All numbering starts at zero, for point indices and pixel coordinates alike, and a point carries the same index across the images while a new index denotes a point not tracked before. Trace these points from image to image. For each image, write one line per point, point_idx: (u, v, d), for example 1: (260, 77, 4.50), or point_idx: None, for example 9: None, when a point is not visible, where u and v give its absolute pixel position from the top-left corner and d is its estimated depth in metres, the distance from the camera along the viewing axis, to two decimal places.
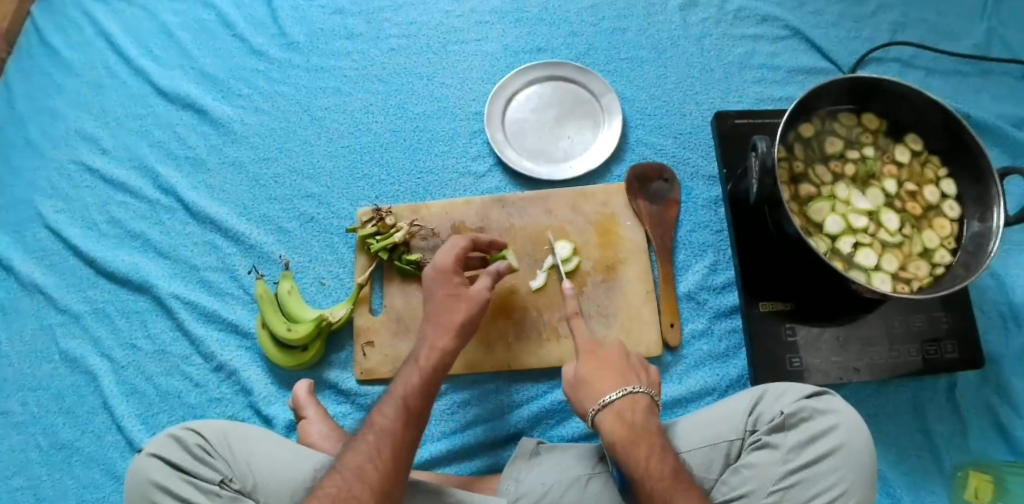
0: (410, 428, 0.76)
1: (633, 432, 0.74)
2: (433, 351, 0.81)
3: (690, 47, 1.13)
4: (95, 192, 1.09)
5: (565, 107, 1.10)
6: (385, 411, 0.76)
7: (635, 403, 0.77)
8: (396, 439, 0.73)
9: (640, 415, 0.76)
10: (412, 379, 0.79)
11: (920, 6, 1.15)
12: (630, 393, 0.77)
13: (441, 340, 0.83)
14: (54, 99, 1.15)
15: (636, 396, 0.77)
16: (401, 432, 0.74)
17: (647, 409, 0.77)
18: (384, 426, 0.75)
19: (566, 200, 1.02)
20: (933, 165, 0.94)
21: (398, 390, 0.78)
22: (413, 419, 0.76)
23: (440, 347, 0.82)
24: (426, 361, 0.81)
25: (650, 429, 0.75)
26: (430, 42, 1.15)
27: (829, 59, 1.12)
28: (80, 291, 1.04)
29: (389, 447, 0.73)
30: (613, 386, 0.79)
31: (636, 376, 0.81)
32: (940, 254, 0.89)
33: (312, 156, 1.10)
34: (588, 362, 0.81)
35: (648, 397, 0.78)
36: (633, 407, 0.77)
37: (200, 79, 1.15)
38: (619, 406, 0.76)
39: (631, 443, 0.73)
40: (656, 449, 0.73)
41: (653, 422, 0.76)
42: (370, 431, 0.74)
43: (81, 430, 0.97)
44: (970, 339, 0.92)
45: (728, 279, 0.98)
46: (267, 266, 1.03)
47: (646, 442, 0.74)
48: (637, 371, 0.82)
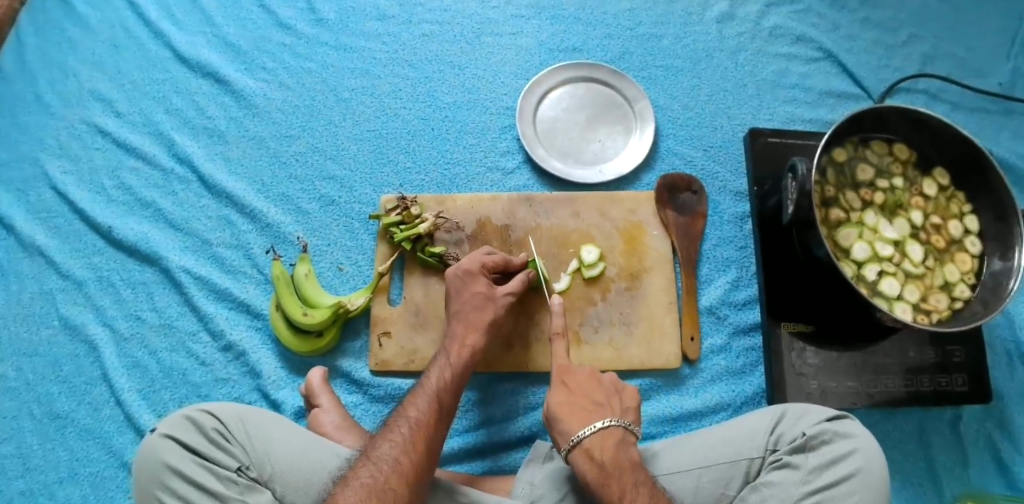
0: (440, 423, 0.79)
1: (604, 471, 0.74)
2: (463, 347, 0.86)
3: (725, 60, 1.13)
4: (106, 155, 1.05)
5: (598, 110, 1.09)
6: (419, 404, 0.79)
7: (606, 438, 0.76)
8: (430, 432, 0.77)
9: (610, 451, 0.76)
10: (443, 374, 0.83)
11: (951, 40, 1.16)
12: (599, 429, 0.76)
13: (470, 336, 0.87)
14: (68, 56, 1.10)
15: (606, 431, 0.77)
16: (432, 427, 0.77)
17: (617, 443, 0.77)
18: (416, 419, 0.77)
19: (595, 204, 1.01)
20: (958, 200, 0.96)
21: (429, 385, 0.82)
22: (442, 415, 0.79)
23: (469, 343, 0.86)
24: (457, 357, 0.85)
25: (621, 465, 0.75)
26: (465, 31, 1.13)
27: (860, 85, 1.13)
28: (85, 257, 1.00)
29: (423, 438, 0.76)
30: (582, 422, 0.78)
31: (609, 407, 0.81)
32: (960, 289, 0.91)
33: (336, 137, 1.07)
34: (559, 393, 0.82)
35: (619, 430, 0.78)
36: (604, 443, 0.76)
37: (222, 48, 1.11)
38: (589, 445, 0.76)
39: (603, 484, 0.73)
40: (627, 487, 0.73)
41: (624, 455, 0.76)
42: (402, 423, 0.77)
43: (77, 401, 0.94)
44: (980, 374, 0.94)
45: (749, 296, 0.99)
46: (283, 247, 1.00)
47: (617, 480, 0.73)
48: (611, 400, 0.82)
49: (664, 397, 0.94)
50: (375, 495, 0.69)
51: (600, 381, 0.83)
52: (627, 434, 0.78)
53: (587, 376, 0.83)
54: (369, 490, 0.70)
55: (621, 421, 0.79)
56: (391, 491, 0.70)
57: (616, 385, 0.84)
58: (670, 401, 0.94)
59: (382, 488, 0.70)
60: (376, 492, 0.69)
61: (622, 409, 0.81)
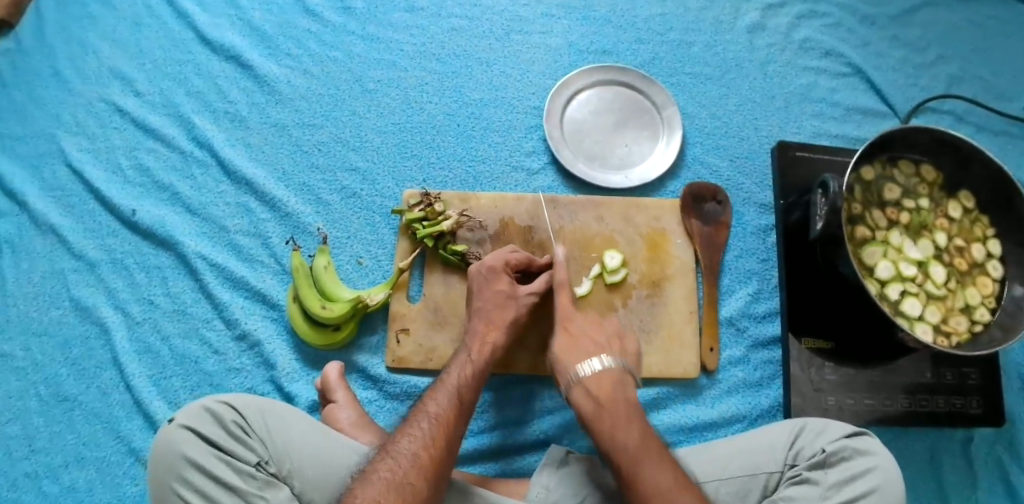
0: (461, 419, 0.77)
1: (599, 406, 0.78)
2: (484, 345, 0.84)
3: (754, 71, 1.13)
4: (124, 136, 1.04)
5: (625, 114, 1.08)
6: (439, 399, 0.78)
7: (604, 376, 0.80)
8: (450, 427, 0.75)
9: (606, 387, 0.79)
10: (465, 370, 0.81)
11: (978, 62, 1.16)
12: (598, 367, 0.80)
13: (491, 334, 0.85)
14: (90, 33, 1.09)
15: (603, 371, 0.80)
16: (453, 423, 0.76)
17: (614, 382, 0.80)
18: (437, 415, 0.76)
19: (620, 209, 1.00)
20: (982, 224, 0.96)
21: (450, 380, 0.80)
22: (463, 410, 0.78)
23: (490, 341, 0.85)
24: (478, 354, 0.83)
25: (616, 401, 0.78)
26: (494, 28, 1.12)
27: (887, 102, 1.13)
28: (99, 237, 0.98)
29: (443, 434, 0.74)
30: (582, 359, 0.82)
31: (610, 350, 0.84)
32: (981, 312, 0.90)
33: (360, 128, 1.05)
34: (562, 338, 0.85)
35: (617, 371, 0.81)
36: (601, 380, 0.80)
37: (247, 32, 1.10)
38: (586, 381, 0.80)
39: (597, 416, 0.77)
40: (619, 419, 0.76)
41: (620, 393, 0.79)
42: (423, 418, 0.76)
43: (86, 384, 0.92)
44: (994, 397, 0.94)
45: (769, 309, 0.99)
46: (303, 237, 0.99)
47: (609, 411, 0.77)
48: (612, 344, 0.85)
49: (681, 406, 0.94)
50: (393, 490, 0.68)
51: (603, 326, 0.86)
52: (624, 376, 0.81)
53: (592, 323, 0.86)
54: (388, 484, 0.69)
55: (620, 364, 0.82)
56: (410, 486, 0.69)
57: (619, 332, 0.87)
58: (687, 410, 0.94)
59: (400, 482, 0.69)
60: (395, 487, 0.69)
61: (623, 352, 0.85)
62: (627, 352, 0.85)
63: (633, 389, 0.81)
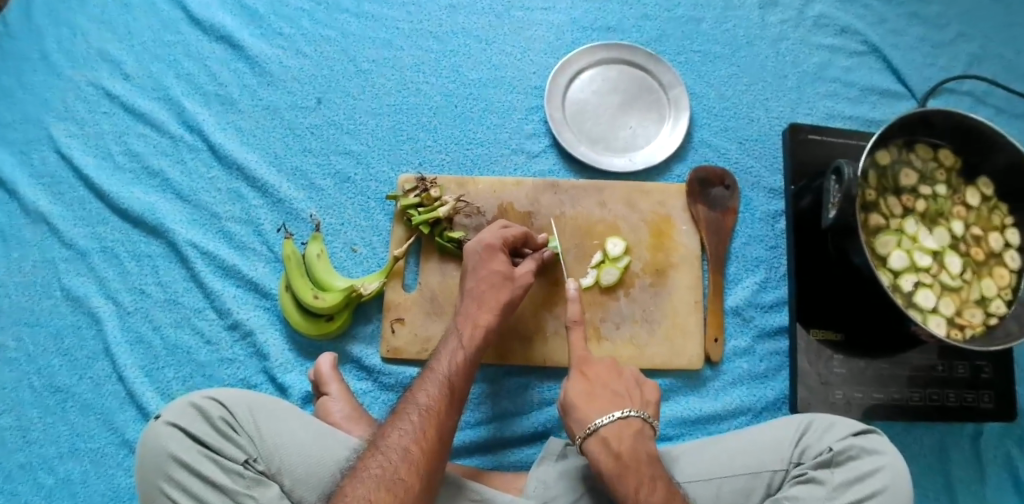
0: (453, 408, 0.75)
1: (620, 462, 0.72)
2: (475, 328, 0.81)
3: (766, 49, 1.08)
4: (113, 119, 1.00)
5: (630, 95, 1.04)
6: (427, 390, 0.75)
7: (624, 429, 0.75)
8: (440, 416, 0.73)
9: (627, 444, 0.74)
10: (455, 358, 0.78)
11: (1000, 40, 1.11)
12: (618, 419, 0.75)
13: (484, 316, 0.82)
14: (76, 11, 1.04)
15: (625, 422, 0.75)
16: (443, 414, 0.74)
17: (635, 434, 0.75)
18: (426, 405, 0.74)
19: (623, 195, 0.96)
20: (1000, 212, 0.92)
21: (439, 370, 0.77)
22: (453, 400, 0.75)
23: (482, 323, 0.82)
24: (469, 338, 0.80)
25: (640, 459, 0.73)
26: (493, 4, 1.07)
27: (904, 82, 1.08)
28: (89, 225, 0.96)
29: (433, 425, 0.72)
30: (601, 411, 0.76)
31: (629, 400, 0.78)
32: (998, 304, 0.87)
33: (354, 110, 1.01)
34: (579, 386, 0.79)
35: (638, 422, 0.76)
36: (622, 433, 0.74)
37: (237, 9, 1.05)
38: (606, 434, 0.74)
39: (620, 475, 0.72)
40: (643, 482, 0.71)
41: (642, 449, 0.74)
42: (412, 410, 0.73)
43: (79, 375, 0.90)
44: (1008, 392, 0.91)
45: (777, 299, 0.96)
46: (295, 224, 0.96)
47: (634, 473, 0.72)
48: (632, 392, 0.79)
49: (683, 399, 0.92)
50: (385, 487, 0.66)
51: (620, 373, 0.81)
52: (644, 427, 0.76)
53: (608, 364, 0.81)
54: (378, 482, 0.67)
55: (640, 414, 0.76)
56: (402, 482, 0.67)
57: (637, 378, 0.82)
58: (689, 403, 0.91)
59: (392, 478, 0.67)
60: (385, 484, 0.67)
61: (643, 401, 0.79)
62: (647, 402, 0.79)
63: (653, 444, 0.76)
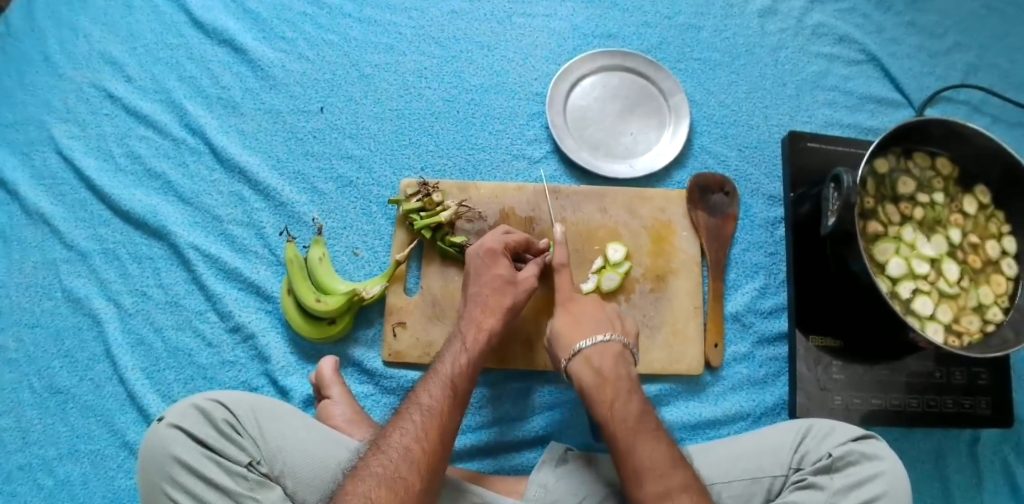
0: (455, 410, 0.75)
1: (600, 377, 0.76)
2: (479, 332, 0.82)
3: (765, 56, 1.09)
4: (115, 122, 1.00)
5: (631, 102, 1.04)
6: (430, 391, 0.76)
7: (605, 350, 0.78)
8: (442, 417, 0.73)
9: (608, 362, 0.77)
10: (457, 360, 0.79)
11: (996, 50, 1.12)
12: (600, 342, 0.78)
13: (487, 320, 0.82)
14: (79, 14, 1.05)
15: (607, 344, 0.79)
16: (445, 415, 0.74)
17: (616, 356, 0.78)
18: (429, 406, 0.74)
19: (623, 201, 0.97)
20: (997, 220, 0.93)
21: (442, 372, 0.78)
22: (456, 401, 0.76)
23: (486, 327, 0.82)
24: (473, 341, 0.81)
25: (619, 376, 0.77)
26: (495, 10, 1.08)
27: (901, 91, 1.09)
28: (90, 226, 0.96)
29: (435, 426, 0.72)
30: (583, 335, 0.80)
31: (612, 327, 0.82)
32: (995, 312, 0.88)
33: (356, 114, 1.02)
34: (564, 317, 0.83)
35: (618, 345, 0.79)
36: (603, 354, 0.78)
37: (241, 13, 1.05)
38: (589, 354, 0.78)
39: (598, 388, 0.76)
40: (621, 393, 0.75)
41: (623, 369, 0.78)
42: (415, 411, 0.74)
43: (79, 377, 0.90)
44: (1005, 398, 0.92)
45: (777, 304, 0.96)
46: (297, 228, 0.96)
47: (611, 386, 0.76)
48: (613, 322, 0.83)
49: (683, 404, 0.92)
50: (385, 485, 0.67)
51: (604, 308, 0.84)
52: (625, 351, 0.80)
53: (594, 307, 0.84)
54: (379, 480, 0.67)
55: (620, 338, 0.80)
56: (402, 480, 0.68)
57: (619, 314, 0.86)
58: (689, 408, 0.92)
59: (393, 477, 0.67)
60: (386, 482, 0.67)
61: (624, 331, 0.83)
62: (627, 332, 0.84)
63: (632, 367, 0.80)
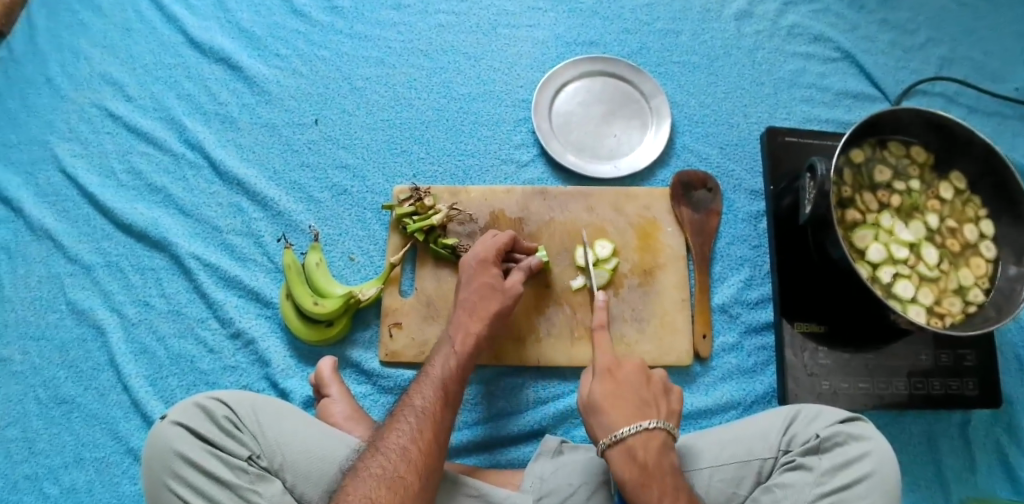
0: (447, 411, 0.78)
1: (645, 471, 0.72)
2: (468, 336, 0.84)
3: (742, 57, 1.13)
4: (117, 140, 1.04)
5: (614, 105, 1.08)
6: (423, 393, 0.78)
7: (649, 440, 0.74)
8: (436, 418, 0.76)
9: (653, 454, 0.73)
10: (447, 362, 0.81)
11: (969, 44, 1.15)
12: (646, 431, 0.73)
13: (475, 326, 0.85)
14: (81, 39, 1.10)
15: (651, 432, 0.74)
16: (438, 415, 0.76)
17: (660, 447, 0.74)
18: (423, 408, 0.76)
19: (609, 199, 1.00)
20: (974, 204, 0.95)
21: (433, 374, 0.81)
22: (448, 402, 0.78)
23: (474, 332, 0.84)
24: (462, 345, 0.83)
25: (664, 471, 0.72)
26: (481, 23, 1.12)
27: (877, 86, 1.12)
28: (93, 241, 0.99)
29: (430, 426, 0.74)
30: (628, 419, 0.75)
31: (655, 407, 0.77)
32: (974, 293, 0.90)
33: (349, 126, 1.06)
34: (605, 384, 0.78)
35: (663, 432, 0.75)
36: (647, 445, 0.73)
37: (235, 33, 1.10)
38: (633, 443, 0.73)
39: (643, 485, 0.71)
40: (667, 491, 0.71)
41: (667, 462, 0.73)
42: (409, 412, 0.76)
43: (84, 386, 0.93)
44: (992, 379, 0.93)
45: (762, 295, 0.98)
46: (295, 235, 0.99)
47: (658, 483, 0.71)
48: (657, 401, 0.78)
49: None
50: (385, 485, 0.68)
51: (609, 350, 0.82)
52: (668, 437, 0.75)
53: (639, 384, 0.79)
54: (378, 480, 0.69)
55: (666, 425, 0.75)
56: (401, 480, 0.69)
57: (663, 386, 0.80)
58: None
59: (391, 477, 0.69)
60: (386, 482, 0.69)
61: (666, 411, 0.78)
62: (669, 409, 0.79)
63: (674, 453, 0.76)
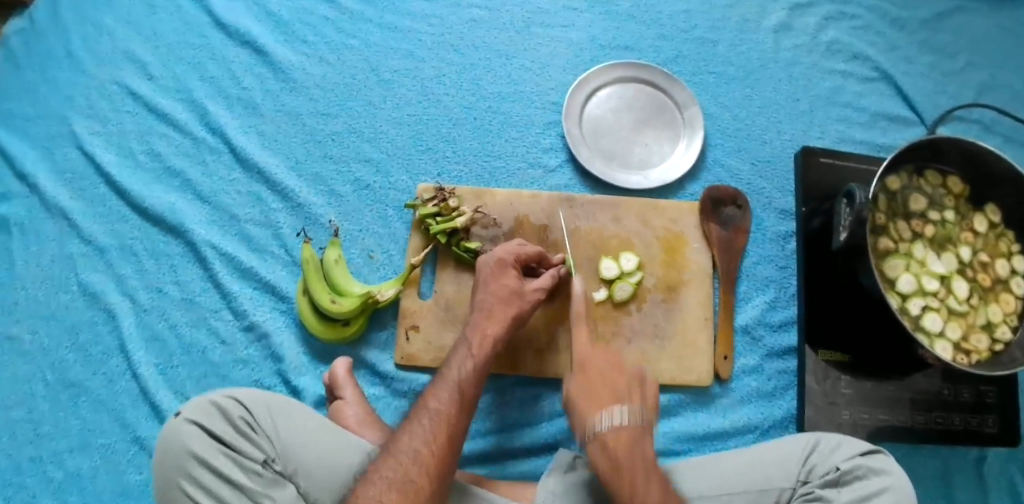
0: (464, 413, 0.75)
1: (616, 465, 0.71)
2: (484, 338, 0.80)
3: (779, 71, 1.10)
4: (137, 119, 1.02)
5: (647, 113, 1.06)
6: (439, 394, 0.75)
7: (622, 434, 0.73)
8: (451, 421, 0.73)
9: (625, 447, 0.72)
10: (464, 364, 0.78)
11: (1008, 71, 1.13)
12: (616, 425, 0.73)
13: (492, 327, 0.82)
14: (103, 12, 1.06)
15: (624, 426, 0.73)
16: (454, 419, 0.73)
17: (634, 438, 0.73)
18: (438, 411, 0.73)
19: (637, 211, 0.98)
20: (1006, 239, 0.94)
21: (451, 375, 0.77)
22: (465, 405, 0.75)
23: (491, 334, 0.81)
24: (480, 346, 0.79)
25: (636, 462, 0.72)
26: (514, 20, 1.09)
27: (914, 110, 1.10)
28: (107, 222, 0.97)
29: (444, 430, 0.72)
30: (601, 413, 0.75)
31: (632, 400, 0.77)
32: (1002, 330, 0.88)
33: (374, 119, 1.03)
34: (579, 383, 0.78)
35: (637, 427, 0.74)
36: (620, 439, 0.73)
37: (262, 16, 1.07)
38: (606, 437, 0.73)
39: (615, 476, 0.71)
40: (637, 480, 0.71)
41: (642, 454, 0.73)
42: (423, 415, 0.73)
43: (93, 371, 0.91)
44: (1012, 418, 0.92)
45: (786, 318, 0.97)
46: (314, 229, 0.97)
47: (629, 473, 0.71)
48: (633, 393, 0.77)
49: (692, 414, 0.93)
50: (396, 489, 0.67)
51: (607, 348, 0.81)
52: (645, 430, 0.74)
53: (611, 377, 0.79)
54: (390, 484, 0.67)
55: (640, 417, 0.75)
56: (413, 483, 0.68)
57: (643, 377, 0.79)
58: (698, 419, 0.92)
59: (403, 481, 0.67)
60: (397, 486, 0.67)
61: (644, 402, 0.77)
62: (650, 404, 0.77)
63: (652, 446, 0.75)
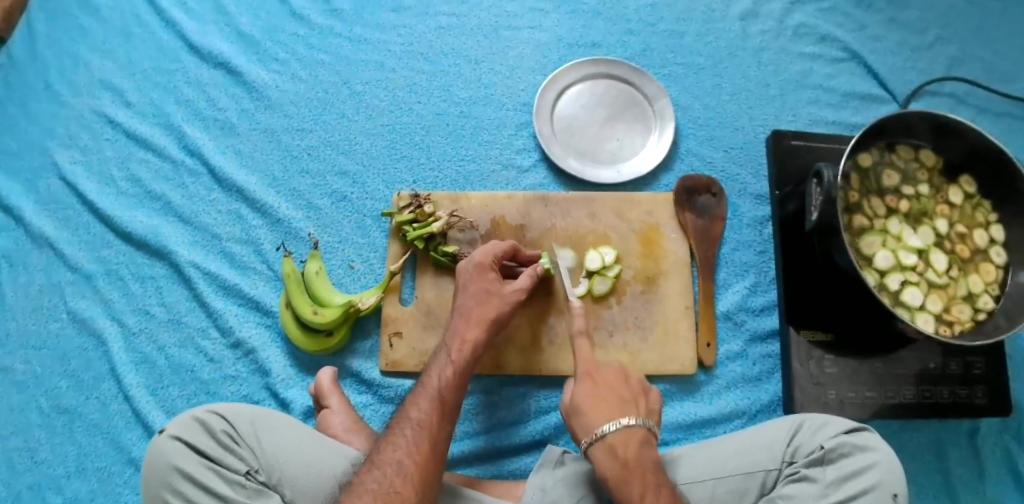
0: (445, 421, 0.76)
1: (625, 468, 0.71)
2: (464, 343, 0.81)
3: (748, 58, 1.11)
4: (118, 147, 1.04)
5: (617, 108, 1.07)
6: (420, 404, 0.76)
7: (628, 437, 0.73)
8: (433, 429, 0.74)
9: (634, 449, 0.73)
10: (444, 371, 0.79)
11: (978, 42, 1.13)
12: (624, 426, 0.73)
13: (471, 331, 0.82)
14: (81, 44, 1.09)
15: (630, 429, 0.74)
16: (436, 426, 0.74)
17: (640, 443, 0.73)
18: (420, 420, 0.74)
19: (611, 205, 0.99)
20: (984, 209, 0.93)
21: (430, 383, 0.78)
22: (446, 412, 0.76)
23: (470, 338, 0.82)
24: (458, 352, 0.80)
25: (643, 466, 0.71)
26: (482, 25, 1.11)
27: (885, 87, 1.10)
28: (93, 249, 0.99)
29: (426, 440, 0.73)
30: (607, 417, 0.75)
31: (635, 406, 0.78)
32: (984, 300, 0.88)
33: (348, 131, 1.05)
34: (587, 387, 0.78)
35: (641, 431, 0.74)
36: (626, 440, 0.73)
37: (235, 38, 1.09)
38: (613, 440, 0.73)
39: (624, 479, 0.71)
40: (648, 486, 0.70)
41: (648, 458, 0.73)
42: (405, 425, 0.74)
43: (85, 395, 0.92)
44: (1001, 387, 0.91)
45: (767, 302, 0.97)
46: (295, 243, 0.99)
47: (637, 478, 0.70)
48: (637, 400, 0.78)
49: (678, 403, 0.93)
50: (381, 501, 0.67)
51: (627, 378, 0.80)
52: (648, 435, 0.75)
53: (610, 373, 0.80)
54: (374, 496, 0.68)
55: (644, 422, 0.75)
56: (398, 495, 0.68)
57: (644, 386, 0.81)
58: (685, 408, 0.92)
59: (387, 492, 0.68)
60: (383, 498, 0.67)
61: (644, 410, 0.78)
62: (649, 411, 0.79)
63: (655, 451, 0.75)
